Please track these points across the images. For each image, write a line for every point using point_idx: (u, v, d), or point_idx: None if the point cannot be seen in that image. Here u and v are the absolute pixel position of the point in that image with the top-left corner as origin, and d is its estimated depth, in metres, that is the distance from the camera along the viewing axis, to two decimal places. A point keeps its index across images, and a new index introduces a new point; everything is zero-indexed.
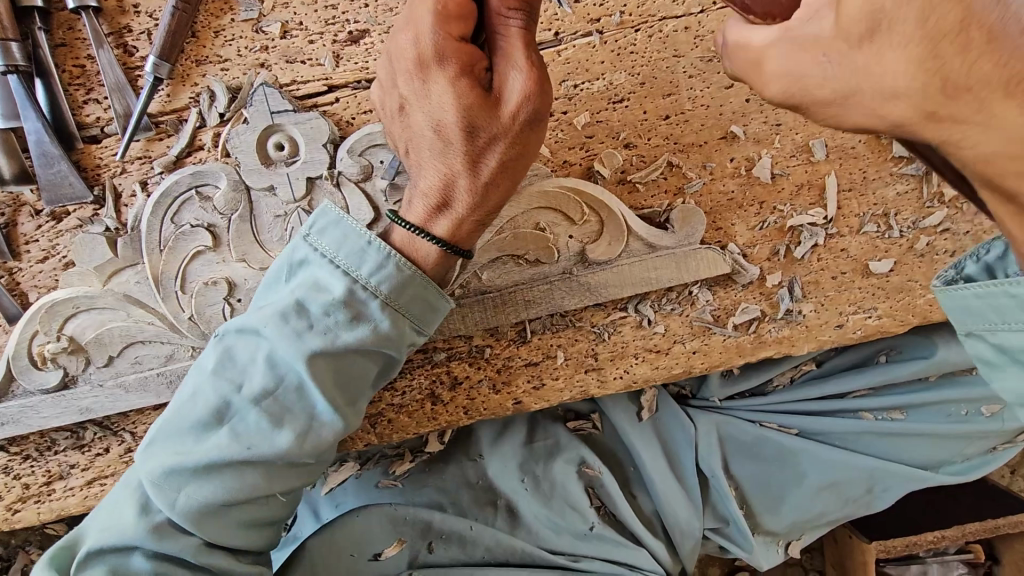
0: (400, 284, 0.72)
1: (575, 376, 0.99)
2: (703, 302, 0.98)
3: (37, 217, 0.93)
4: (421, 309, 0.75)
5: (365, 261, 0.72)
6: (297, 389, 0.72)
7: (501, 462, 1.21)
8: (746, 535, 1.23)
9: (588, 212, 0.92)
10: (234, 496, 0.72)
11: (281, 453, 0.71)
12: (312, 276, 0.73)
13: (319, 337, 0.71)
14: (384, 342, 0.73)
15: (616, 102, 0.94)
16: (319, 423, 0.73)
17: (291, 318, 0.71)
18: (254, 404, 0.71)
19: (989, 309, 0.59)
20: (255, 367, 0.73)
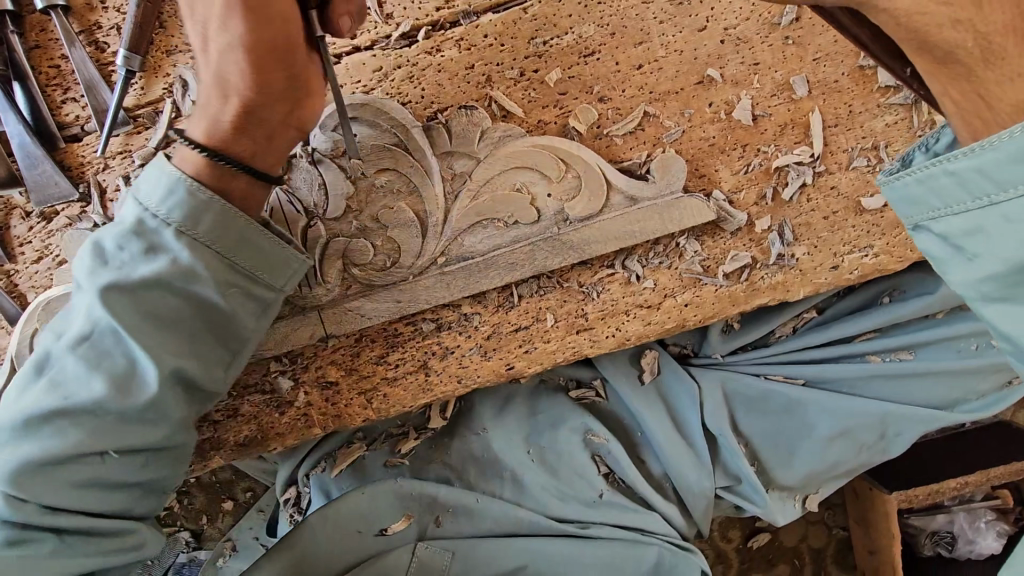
0: (196, 216, 0.77)
1: (567, 337, 0.99)
2: (691, 253, 0.97)
3: (28, 219, 0.95)
4: (238, 243, 0.80)
5: (162, 200, 0.78)
6: (108, 333, 0.77)
7: (505, 433, 1.22)
8: (759, 491, 1.20)
9: (565, 167, 0.91)
10: (67, 450, 0.74)
11: (95, 398, 0.75)
12: (125, 225, 0.79)
13: (115, 275, 0.77)
14: (187, 276, 0.77)
15: (587, 55, 0.92)
16: (136, 366, 0.77)
17: (88, 264, 0.78)
18: (70, 351, 0.77)
19: (930, 194, 0.56)
20: (76, 319, 0.78)
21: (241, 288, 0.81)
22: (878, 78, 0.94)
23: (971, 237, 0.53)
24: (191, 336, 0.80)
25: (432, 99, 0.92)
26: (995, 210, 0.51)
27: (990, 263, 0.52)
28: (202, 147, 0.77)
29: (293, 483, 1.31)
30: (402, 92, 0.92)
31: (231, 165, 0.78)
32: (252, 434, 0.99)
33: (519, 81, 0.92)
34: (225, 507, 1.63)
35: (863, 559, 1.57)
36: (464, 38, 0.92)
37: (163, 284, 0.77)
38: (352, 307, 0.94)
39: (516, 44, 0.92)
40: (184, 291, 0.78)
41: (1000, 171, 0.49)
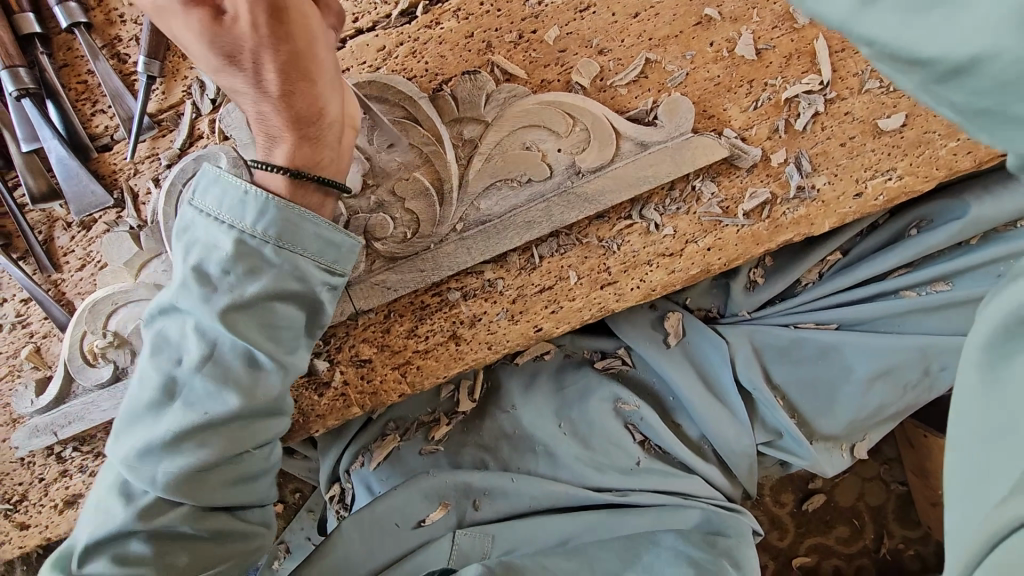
0: (287, 225, 0.78)
1: (592, 294, 0.99)
2: (708, 195, 0.96)
3: (70, 229, 1.01)
4: (322, 243, 0.81)
5: (248, 211, 0.78)
6: (228, 350, 0.77)
7: (536, 410, 1.21)
8: (803, 444, 1.18)
9: (571, 120, 0.91)
10: (210, 461, 0.77)
11: (231, 412, 0.77)
12: (210, 237, 0.78)
13: (225, 293, 0.76)
14: (292, 284, 0.78)
15: (583, 10, 0.94)
16: (257, 373, 0.78)
17: (192, 281, 0.77)
18: (195, 372, 0.77)
19: None
20: (187, 339, 0.78)
21: (332, 284, 0.83)
22: None
23: None
24: (297, 339, 0.82)
25: (436, 71, 0.94)
26: None
27: None
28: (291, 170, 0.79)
29: (336, 481, 1.33)
30: (407, 67, 0.94)
31: (317, 181, 0.80)
32: (294, 418, 1.03)
33: (519, 44, 0.94)
34: (276, 510, 1.66)
35: (926, 513, 1.51)
36: (461, 8, 0.94)
37: (271, 293, 0.78)
38: (376, 282, 0.96)
39: (512, 7, 0.94)
40: (281, 296, 0.79)
41: None
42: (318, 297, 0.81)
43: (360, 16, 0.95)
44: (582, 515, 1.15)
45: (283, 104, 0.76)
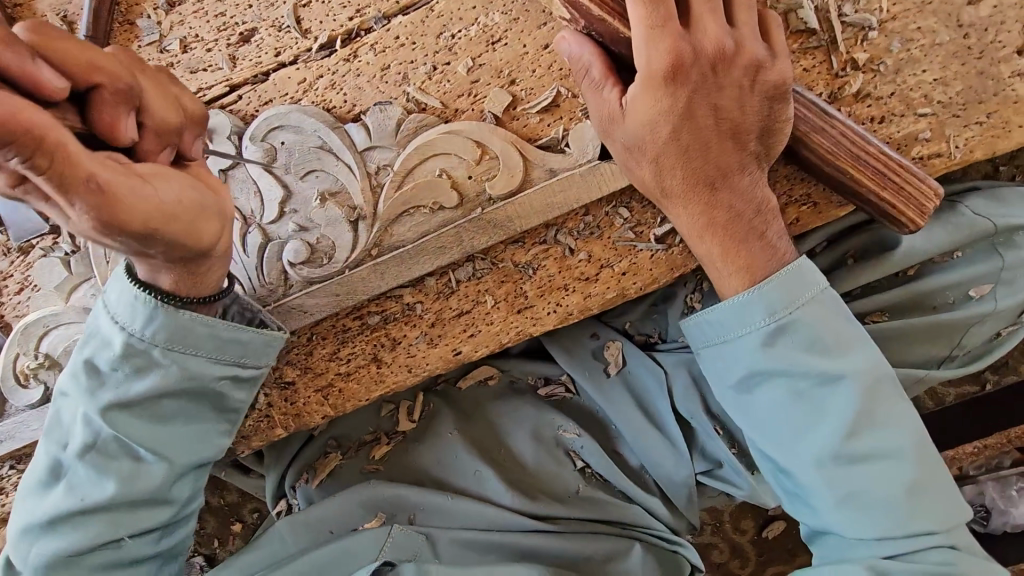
0: (172, 330, 0.86)
1: (509, 318, 1.00)
2: (621, 221, 0.97)
3: (9, 254, 1.05)
4: (217, 342, 0.89)
5: (138, 317, 0.86)
6: (110, 442, 0.88)
7: (477, 435, 1.24)
8: (742, 473, 1.17)
9: (481, 149, 0.94)
10: (87, 539, 0.87)
11: (108, 496, 0.87)
12: (104, 338, 0.89)
13: (111, 393, 0.87)
14: (177, 383, 0.87)
15: (495, 43, 0.96)
16: (140, 464, 0.88)
17: (84, 379, 0.88)
18: (80, 460, 0.88)
19: None
20: (76, 428, 0.90)
21: (231, 375, 0.91)
22: (791, 24, 0.93)
23: None
24: (182, 431, 0.90)
25: (353, 102, 0.97)
26: None
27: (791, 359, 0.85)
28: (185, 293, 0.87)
29: (282, 498, 1.33)
30: (326, 99, 0.98)
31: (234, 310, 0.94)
32: None
33: (433, 76, 0.97)
34: (235, 529, 1.67)
35: None
36: (378, 42, 0.97)
37: (159, 391, 0.87)
38: (295, 306, 0.98)
39: (426, 41, 0.97)
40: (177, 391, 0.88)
41: None
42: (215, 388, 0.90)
43: (282, 50, 0.99)
44: (513, 536, 1.15)
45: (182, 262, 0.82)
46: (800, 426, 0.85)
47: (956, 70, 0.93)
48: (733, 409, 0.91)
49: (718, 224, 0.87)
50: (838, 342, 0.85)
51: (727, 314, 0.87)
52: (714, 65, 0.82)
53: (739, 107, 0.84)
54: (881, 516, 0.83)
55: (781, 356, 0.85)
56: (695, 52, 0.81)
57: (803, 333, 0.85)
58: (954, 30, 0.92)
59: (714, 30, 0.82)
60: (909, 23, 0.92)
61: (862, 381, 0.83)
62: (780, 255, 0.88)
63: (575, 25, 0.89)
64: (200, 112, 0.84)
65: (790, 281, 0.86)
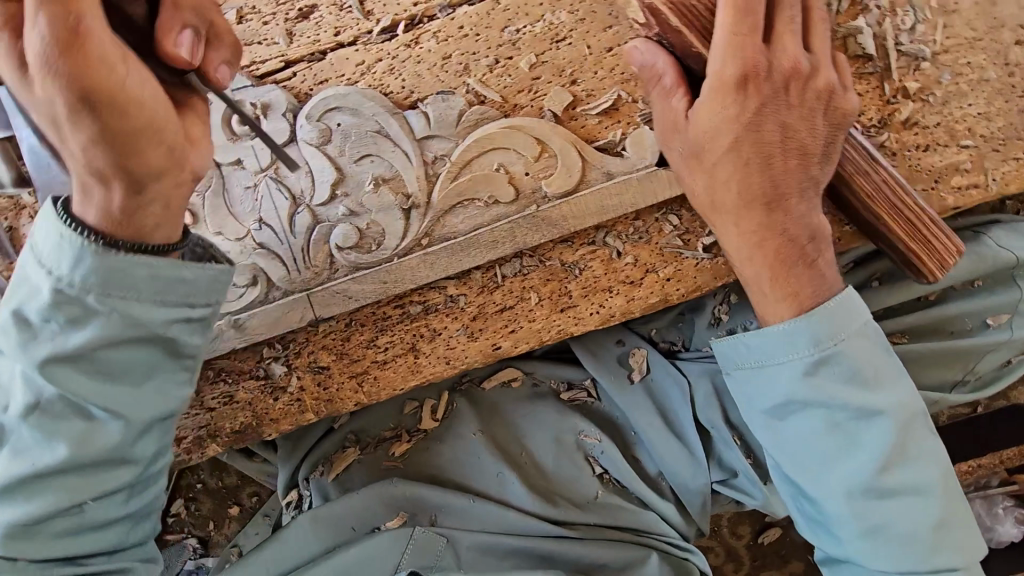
0: (110, 268, 0.72)
1: (552, 316, 1.01)
2: (670, 228, 0.98)
3: (36, 217, 1.01)
4: (168, 280, 0.74)
5: (67, 256, 0.71)
6: (54, 401, 0.74)
7: (499, 437, 1.24)
8: (755, 484, 1.19)
9: (541, 147, 0.94)
10: (45, 507, 0.75)
11: (61, 460, 0.74)
12: (31, 282, 0.74)
13: (47, 345, 0.73)
14: (124, 329, 0.74)
15: (559, 41, 0.97)
16: (93, 423, 0.75)
17: (15, 332, 0.73)
18: (22, 422, 0.74)
19: None
20: (12, 389, 0.75)
21: (187, 318, 0.78)
22: (848, 48, 0.96)
23: None
24: (139, 385, 0.77)
25: (412, 88, 0.96)
26: None
27: (832, 387, 0.85)
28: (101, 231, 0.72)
29: (294, 488, 1.31)
30: (384, 83, 0.97)
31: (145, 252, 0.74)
32: (247, 420, 1.03)
33: (494, 68, 0.97)
34: (232, 513, 1.64)
35: None
36: (442, 30, 0.97)
37: (107, 339, 0.73)
38: (338, 290, 0.96)
39: (490, 34, 0.97)
40: (126, 340, 0.74)
41: None
42: (167, 336, 0.77)
43: (342, 30, 0.97)
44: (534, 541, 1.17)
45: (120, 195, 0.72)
46: (831, 457, 0.86)
47: (999, 106, 0.97)
48: (763, 433, 0.91)
49: (770, 248, 0.88)
50: (877, 379, 0.86)
51: (771, 339, 0.88)
52: (787, 83, 0.85)
53: (807, 128, 0.87)
54: (903, 549, 0.85)
55: (824, 388, 0.85)
56: (767, 64, 0.84)
57: (846, 365, 0.85)
58: (1000, 68, 0.96)
59: (793, 50, 0.86)
60: (959, 57, 0.96)
61: (898, 418, 0.85)
62: (824, 284, 0.89)
63: (648, 33, 0.92)
64: (232, 44, 0.80)
65: (836, 315, 0.86)
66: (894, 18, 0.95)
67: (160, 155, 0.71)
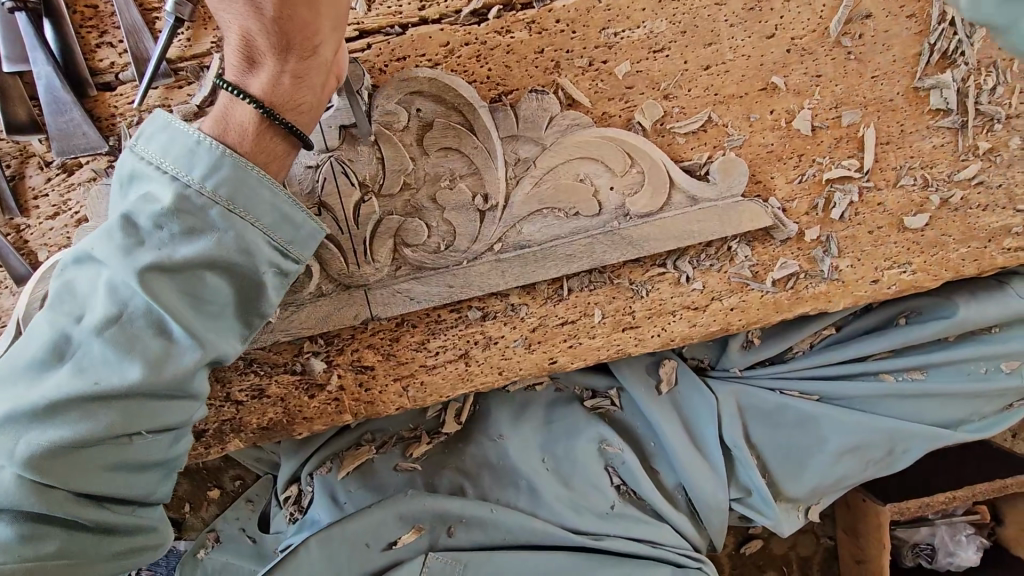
0: (236, 186, 0.68)
1: (613, 335, 0.98)
2: (742, 257, 0.98)
3: (47, 169, 0.88)
4: (275, 217, 0.70)
5: (195, 164, 0.67)
6: (144, 314, 0.66)
7: (522, 442, 1.16)
8: (768, 502, 1.19)
9: (631, 161, 0.90)
10: (99, 434, 0.65)
11: (131, 383, 0.64)
12: (144, 190, 0.68)
13: (151, 251, 0.66)
14: (229, 255, 0.68)
15: (657, 51, 0.91)
16: (173, 346, 0.67)
17: (119, 236, 0.66)
18: (97, 334, 0.65)
19: None
20: (96, 296, 0.67)
21: (278, 266, 0.73)
22: (930, 101, 0.96)
23: None
24: (221, 316, 0.71)
25: (498, 81, 0.89)
26: None
27: None
28: (259, 102, 0.68)
29: (295, 482, 1.25)
30: (468, 69, 0.88)
31: (285, 128, 0.70)
32: (277, 417, 0.94)
33: (587, 71, 0.90)
34: (211, 496, 1.44)
35: (847, 570, 1.54)
36: (536, 20, 0.88)
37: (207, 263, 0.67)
38: (399, 290, 0.91)
39: (588, 32, 0.89)
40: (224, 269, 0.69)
41: None
42: (258, 277, 0.71)
43: (427, 4, 0.87)
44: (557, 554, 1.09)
45: (282, 58, 0.67)
46: None
47: None
48: None
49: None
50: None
51: None
52: None
53: None
54: None
55: None
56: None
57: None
58: None
59: None
60: None
61: None
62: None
63: None
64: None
65: None
66: (981, 76, 0.96)
67: (328, 7, 0.65)
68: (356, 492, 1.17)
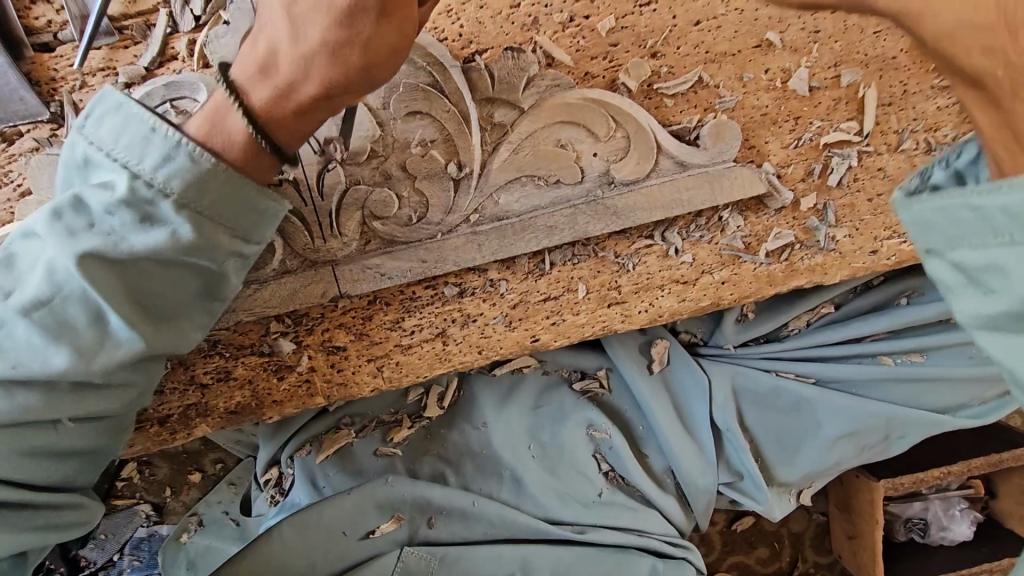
0: (194, 178, 0.62)
1: (598, 311, 0.94)
2: (733, 228, 0.93)
3: None
4: (235, 206, 0.65)
5: (148, 151, 0.62)
6: (80, 299, 0.62)
7: (507, 428, 1.12)
8: (761, 489, 1.16)
9: (615, 126, 0.84)
10: (18, 418, 0.62)
11: (55, 373, 0.61)
12: (99, 174, 0.64)
13: (94, 237, 0.61)
14: (182, 250, 0.63)
15: (643, 5, 0.83)
16: (110, 337, 0.64)
17: (61, 215, 0.62)
18: (25, 316, 0.61)
19: (949, 221, 0.44)
20: (33, 274, 0.62)
21: (239, 255, 0.68)
22: None
23: (993, 277, 0.42)
24: (167, 308, 0.67)
25: (470, 38, 0.81)
26: (1009, 252, 0.40)
27: None
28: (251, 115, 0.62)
29: (276, 465, 1.21)
30: (438, 26, 0.81)
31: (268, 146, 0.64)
32: (245, 401, 0.89)
33: (568, 27, 0.83)
34: (192, 480, 1.39)
35: (840, 546, 1.53)
36: None
37: (154, 257, 0.63)
38: (370, 266, 0.86)
39: None
40: (174, 263, 0.64)
41: (994, 218, 0.41)
42: (216, 268, 0.67)
43: None
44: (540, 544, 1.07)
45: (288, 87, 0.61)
46: None
47: None
48: None
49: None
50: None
51: None
52: None
53: None
54: None
55: None
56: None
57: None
58: None
59: None
60: None
61: None
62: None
63: None
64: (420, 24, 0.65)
65: None
66: None
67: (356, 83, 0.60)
68: (334, 477, 1.13)
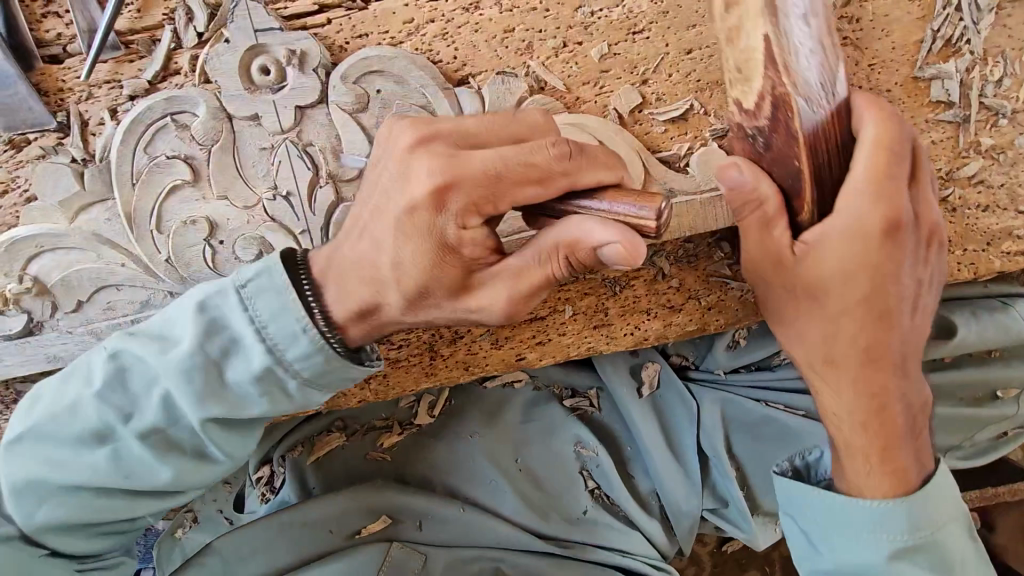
0: (318, 366, 0.72)
1: (584, 332, 0.95)
2: (721, 255, 0.93)
3: None
4: (332, 376, 0.74)
5: (287, 340, 0.70)
6: (161, 431, 0.74)
7: (494, 441, 1.14)
8: (745, 518, 1.14)
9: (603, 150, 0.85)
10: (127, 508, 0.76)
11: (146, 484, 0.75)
12: (235, 336, 0.71)
13: (219, 399, 0.72)
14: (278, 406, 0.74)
15: (636, 33, 0.85)
16: (197, 459, 0.76)
17: (197, 377, 0.71)
18: (138, 440, 0.73)
19: (805, 503, 0.82)
20: (154, 407, 0.73)
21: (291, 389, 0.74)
22: (931, 92, 0.90)
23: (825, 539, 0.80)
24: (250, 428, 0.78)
25: (465, 61, 0.83)
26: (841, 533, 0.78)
27: None
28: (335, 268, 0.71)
29: (267, 463, 1.21)
30: (433, 50, 0.83)
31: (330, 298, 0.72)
32: None
33: (560, 53, 0.84)
34: None
35: None
36: None
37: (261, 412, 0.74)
38: None
39: (561, 11, 0.83)
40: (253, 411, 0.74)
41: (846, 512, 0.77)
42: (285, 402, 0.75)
43: None
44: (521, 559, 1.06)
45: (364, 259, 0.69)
46: None
47: None
48: None
49: (869, 422, 0.76)
50: (964, 567, 0.77)
51: None
52: None
53: None
54: None
55: None
56: (913, 219, 0.71)
57: (939, 553, 0.75)
58: None
59: None
60: None
61: None
62: (918, 466, 0.78)
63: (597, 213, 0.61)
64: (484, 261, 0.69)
65: None
66: (984, 66, 0.89)
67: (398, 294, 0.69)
68: (322, 481, 1.15)
